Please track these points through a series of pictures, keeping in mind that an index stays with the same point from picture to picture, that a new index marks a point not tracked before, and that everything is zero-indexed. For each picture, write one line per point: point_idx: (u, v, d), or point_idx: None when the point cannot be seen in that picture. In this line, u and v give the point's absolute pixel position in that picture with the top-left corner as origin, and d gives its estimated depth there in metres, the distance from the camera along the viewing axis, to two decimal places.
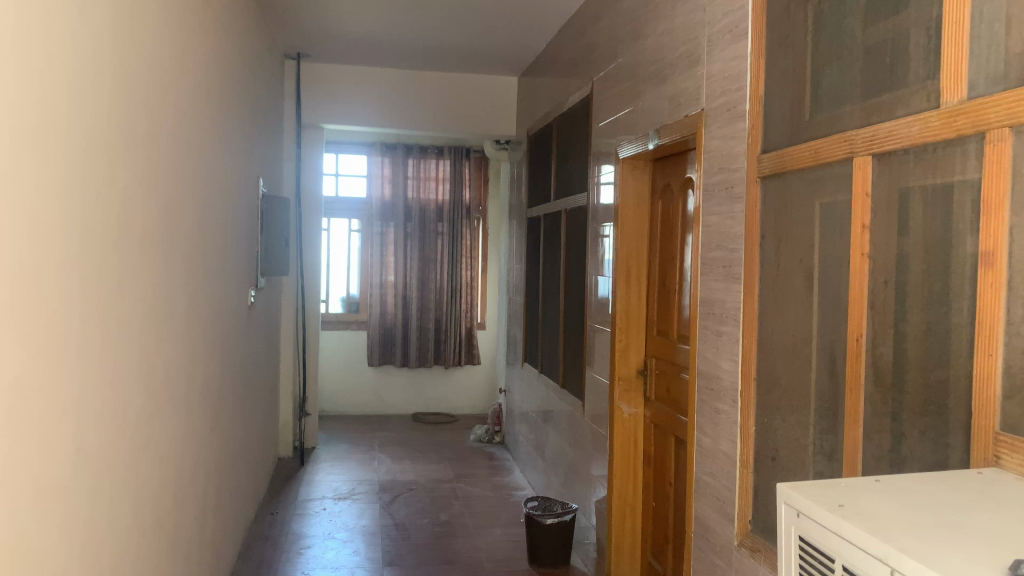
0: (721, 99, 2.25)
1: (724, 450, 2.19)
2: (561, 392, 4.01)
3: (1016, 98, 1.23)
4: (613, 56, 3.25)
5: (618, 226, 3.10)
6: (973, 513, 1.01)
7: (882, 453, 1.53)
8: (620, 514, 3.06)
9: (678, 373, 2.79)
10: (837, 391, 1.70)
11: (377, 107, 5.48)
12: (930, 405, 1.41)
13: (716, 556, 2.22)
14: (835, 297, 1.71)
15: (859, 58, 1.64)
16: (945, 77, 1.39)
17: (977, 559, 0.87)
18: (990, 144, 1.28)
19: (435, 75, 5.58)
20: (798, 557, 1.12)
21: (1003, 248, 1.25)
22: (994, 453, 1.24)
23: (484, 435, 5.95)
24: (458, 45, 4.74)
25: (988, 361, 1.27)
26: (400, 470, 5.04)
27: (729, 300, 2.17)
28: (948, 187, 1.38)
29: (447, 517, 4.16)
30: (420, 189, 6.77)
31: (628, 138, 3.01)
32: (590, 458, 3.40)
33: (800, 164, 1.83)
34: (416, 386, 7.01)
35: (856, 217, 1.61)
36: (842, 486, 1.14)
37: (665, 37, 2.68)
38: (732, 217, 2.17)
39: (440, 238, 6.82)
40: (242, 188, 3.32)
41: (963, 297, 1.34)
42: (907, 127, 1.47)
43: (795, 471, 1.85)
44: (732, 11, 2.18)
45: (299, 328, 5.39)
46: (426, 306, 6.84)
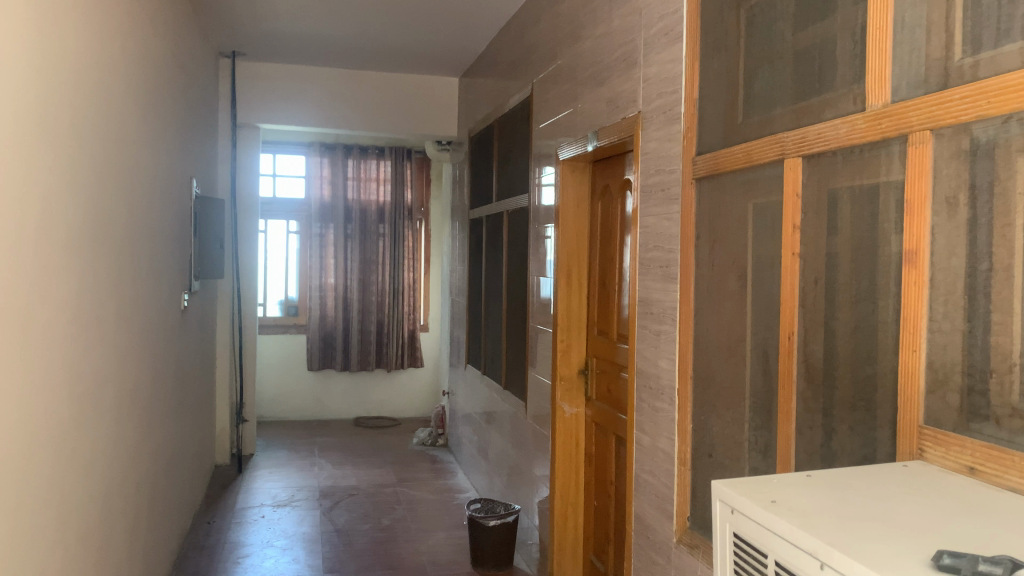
0: (657, 101, 2.28)
1: (663, 448, 2.21)
2: (504, 393, 4.01)
3: (936, 102, 1.26)
4: (552, 58, 3.27)
5: (559, 227, 3.11)
6: (900, 506, 1.03)
7: (813, 449, 1.57)
8: (562, 513, 3.08)
9: (618, 372, 2.82)
10: (771, 388, 1.73)
11: (316, 107, 5.41)
12: (859, 400, 1.44)
13: (655, 554, 2.24)
14: (768, 296, 1.75)
15: (788, 62, 1.68)
16: (869, 80, 1.43)
17: (904, 551, 0.89)
18: (912, 146, 1.32)
19: (374, 75, 5.53)
20: (732, 554, 1.13)
21: (925, 247, 1.28)
22: (919, 446, 1.28)
23: (427, 438, 5.91)
24: (397, 45, 4.70)
25: (912, 358, 1.31)
26: (341, 475, 4.98)
27: (667, 300, 2.20)
28: (874, 188, 1.41)
29: (389, 522, 4.11)
30: (361, 190, 6.69)
31: (568, 139, 3.02)
32: (533, 460, 3.41)
33: (733, 166, 1.86)
34: (358, 390, 6.93)
35: (787, 218, 1.65)
36: (774, 482, 1.16)
37: (603, 40, 2.70)
38: (669, 218, 2.19)
39: (381, 239, 6.75)
40: (174, 189, 3.22)
41: (888, 296, 1.38)
42: (835, 129, 1.51)
43: (731, 467, 1.88)
44: (668, 14, 2.21)
45: (235, 332, 5.27)
46: (368, 309, 6.76)
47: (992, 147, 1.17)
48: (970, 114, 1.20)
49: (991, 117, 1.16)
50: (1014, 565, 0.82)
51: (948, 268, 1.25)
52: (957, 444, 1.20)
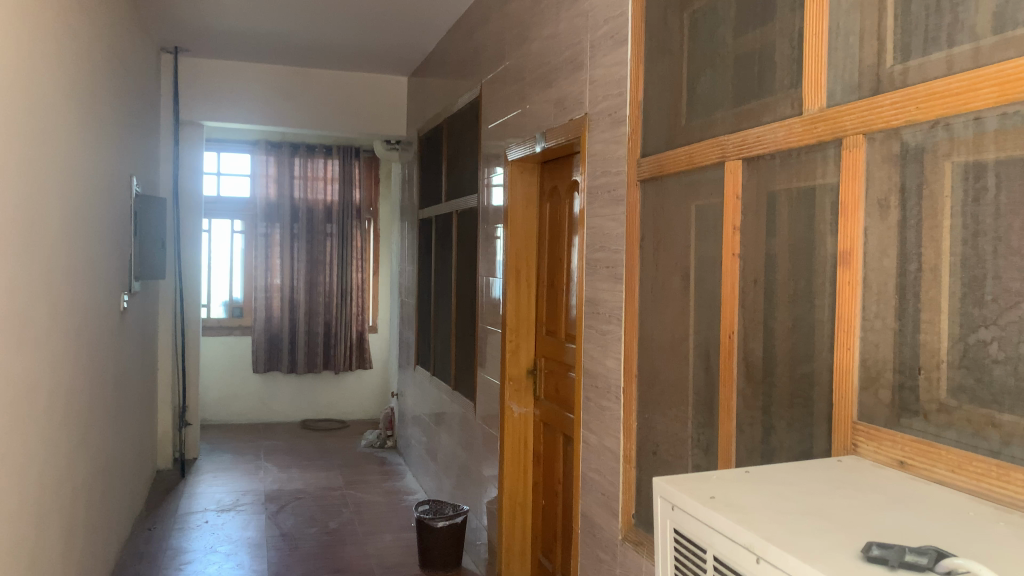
0: (603, 104, 2.30)
1: (609, 446, 2.24)
2: (453, 394, 4.00)
3: (868, 107, 1.30)
4: (500, 59, 3.28)
5: (507, 228, 3.12)
6: (832, 500, 1.06)
7: (753, 445, 1.60)
8: (510, 513, 3.09)
9: (565, 371, 2.84)
10: (712, 386, 1.76)
11: (261, 105, 5.33)
12: (797, 397, 1.48)
13: (600, 552, 2.26)
14: (709, 296, 1.78)
15: (729, 67, 1.72)
16: (806, 85, 1.46)
17: (837, 544, 0.91)
18: (846, 149, 1.35)
19: (321, 73, 5.47)
20: (673, 551, 1.15)
21: (859, 247, 1.32)
22: (853, 442, 1.32)
23: (375, 440, 5.87)
24: (345, 43, 4.66)
25: (846, 355, 1.34)
26: (288, 478, 4.91)
27: (613, 300, 2.22)
28: (811, 191, 1.45)
29: (336, 525, 4.07)
30: (308, 189, 6.61)
31: (516, 140, 3.03)
32: (481, 460, 3.41)
33: (676, 168, 1.89)
34: (305, 392, 6.84)
35: (727, 219, 1.68)
36: (714, 479, 1.18)
37: (550, 41, 2.71)
38: (614, 219, 2.22)
39: (329, 239, 6.68)
40: (112, 186, 3.14)
41: (824, 295, 1.41)
42: (774, 132, 1.54)
43: (675, 464, 1.91)
44: (614, 18, 2.24)
45: (178, 335, 5.17)
46: (315, 310, 6.68)
47: (921, 151, 1.21)
48: (900, 119, 1.23)
49: (919, 121, 1.20)
50: (939, 555, 0.84)
51: (880, 268, 1.28)
52: (888, 439, 1.24)
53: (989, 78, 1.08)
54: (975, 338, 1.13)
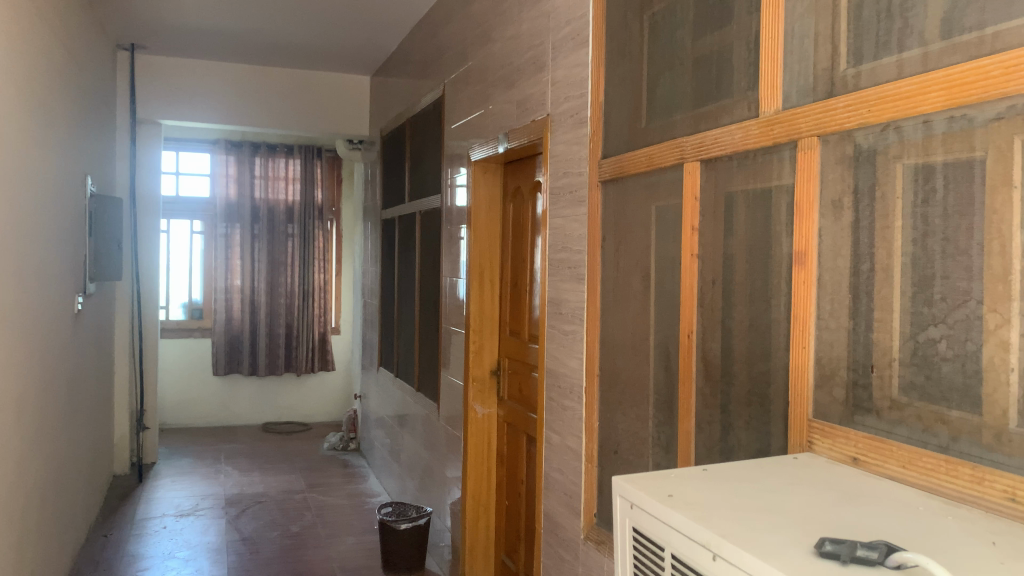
0: (565, 105, 2.31)
1: (570, 445, 2.25)
2: (416, 395, 3.99)
3: (822, 110, 1.32)
4: (462, 59, 3.27)
5: (471, 228, 3.12)
6: (788, 497, 1.07)
7: (712, 443, 1.62)
8: (474, 514, 3.08)
9: (528, 371, 2.85)
10: (672, 386, 1.78)
11: (220, 103, 5.25)
12: (754, 395, 1.49)
13: (563, 551, 2.27)
14: (669, 296, 1.79)
15: (688, 69, 1.73)
16: (762, 88, 1.48)
17: (791, 541, 0.92)
18: (802, 151, 1.37)
19: (282, 72, 5.41)
20: (632, 550, 1.16)
21: (814, 247, 1.34)
22: (808, 439, 1.34)
23: (338, 442, 5.82)
24: (307, 41, 4.62)
25: (802, 354, 1.36)
26: (248, 482, 4.84)
27: (575, 300, 2.23)
28: (767, 191, 1.47)
29: (298, 528, 4.03)
30: (269, 189, 6.54)
31: (479, 140, 3.03)
32: (445, 462, 3.40)
33: (636, 169, 1.91)
34: (266, 395, 6.77)
35: (686, 220, 1.70)
36: (672, 477, 1.19)
37: (512, 42, 2.72)
38: (576, 220, 2.23)
39: (290, 240, 6.61)
40: (66, 186, 3.07)
41: (780, 295, 1.43)
42: (731, 135, 1.56)
43: (635, 463, 1.93)
44: (575, 19, 2.25)
45: (135, 337, 5.07)
46: (276, 311, 6.60)
47: (873, 153, 1.24)
48: (853, 122, 1.26)
49: (871, 124, 1.22)
50: (889, 549, 0.86)
51: (834, 268, 1.31)
52: (842, 436, 1.26)
53: (936, 82, 1.11)
54: (925, 337, 1.15)
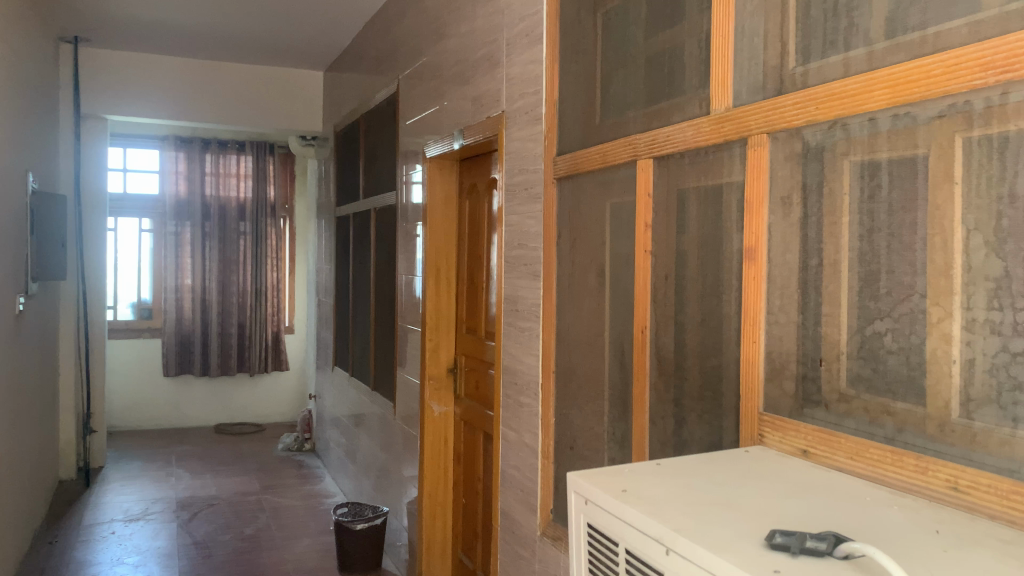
0: (520, 101, 2.31)
1: (527, 442, 2.25)
2: (371, 395, 3.95)
3: (771, 107, 1.34)
4: (417, 55, 3.25)
5: (426, 225, 3.09)
6: (740, 490, 1.08)
7: (666, 437, 1.64)
8: (431, 512, 3.07)
9: (485, 369, 2.85)
10: (627, 381, 1.79)
11: (168, 99, 5.14)
12: (706, 390, 1.51)
13: (519, 548, 2.27)
14: (624, 292, 1.80)
15: (641, 66, 1.74)
16: (713, 86, 1.50)
17: (743, 533, 0.93)
18: (751, 148, 1.39)
19: (233, 67, 5.31)
20: (587, 545, 1.16)
21: (763, 244, 1.36)
22: (759, 433, 1.36)
23: (292, 443, 5.75)
24: (258, 36, 4.53)
25: (752, 349, 1.38)
26: (200, 485, 4.75)
27: (532, 298, 2.23)
28: (718, 188, 1.48)
29: (252, 531, 3.97)
30: (220, 185, 6.42)
31: (434, 137, 3.01)
32: (401, 461, 3.38)
33: (590, 166, 1.91)
34: (219, 396, 6.65)
35: (640, 216, 1.71)
36: (626, 472, 1.19)
37: (467, 38, 2.70)
38: (532, 217, 2.23)
39: (242, 238, 6.50)
40: (5, 183, 2.98)
41: (731, 290, 1.45)
42: (682, 132, 1.57)
43: (591, 458, 1.94)
44: (529, 16, 2.25)
45: (81, 339, 4.95)
46: (228, 311, 6.49)
47: (820, 150, 1.26)
48: (801, 120, 1.27)
49: (819, 121, 1.24)
50: (837, 540, 0.87)
51: (783, 263, 1.33)
52: (792, 429, 1.28)
53: (881, 81, 1.13)
54: (871, 330, 1.17)
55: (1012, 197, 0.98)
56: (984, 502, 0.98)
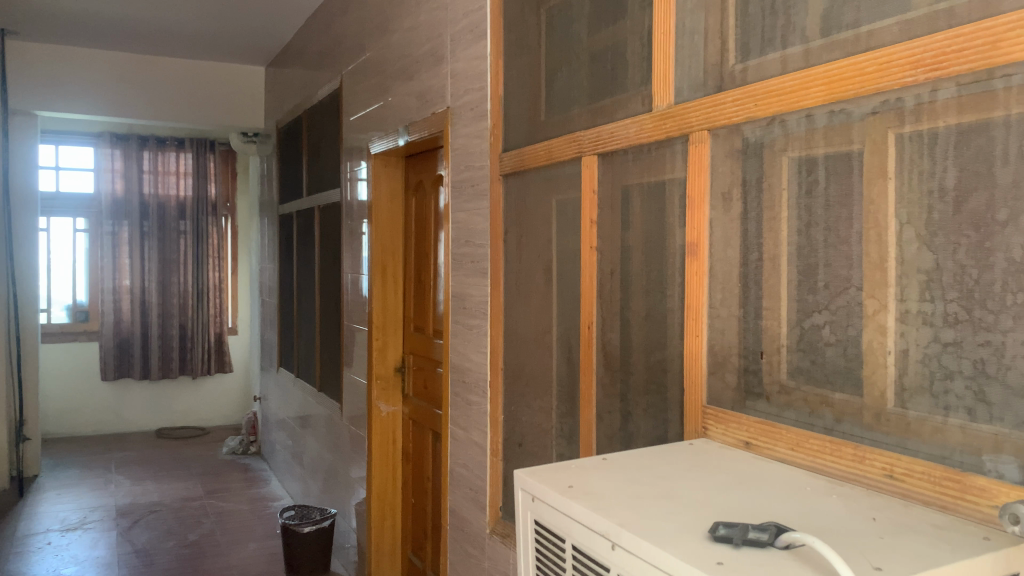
0: (465, 98, 2.30)
1: (475, 439, 2.24)
2: (317, 396, 3.90)
3: (711, 104, 1.36)
4: (360, 50, 3.20)
5: (372, 222, 3.05)
6: (684, 483, 1.09)
7: (613, 432, 1.65)
8: (380, 513, 3.04)
9: (433, 367, 2.83)
10: (574, 376, 1.80)
11: (102, 95, 4.99)
12: (651, 383, 1.52)
13: (468, 546, 2.27)
14: (570, 289, 1.81)
15: (584, 63, 1.75)
16: (655, 83, 1.51)
17: (686, 526, 0.94)
18: (692, 145, 1.40)
19: (171, 62, 5.18)
20: (533, 542, 1.16)
21: (705, 239, 1.38)
22: (703, 425, 1.37)
23: (238, 446, 5.64)
24: (196, 29, 4.42)
25: (695, 342, 1.40)
26: (141, 491, 4.63)
27: (479, 295, 2.22)
28: (661, 184, 1.50)
29: (195, 537, 3.88)
30: (159, 184, 6.25)
31: (379, 134, 2.98)
32: (349, 462, 3.34)
33: (536, 162, 1.91)
34: (160, 399, 6.49)
35: (585, 212, 1.72)
36: (571, 467, 1.20)
37: (411, 34, 2.68)
38: (478, 213, 2.22)
39: (182, 237, 6.35)
40: None
41: (675, 285, 1.46)
42: (625, 128, 1.58)
43: (540, 454, 1.94)
44: (473, 11, 2.23)
45: (12, 340, 4.74)
46: (169, 312, 6.33)
47: (760, 146, 1.27)
48: (740, 116, 1.29)
49: (758, 118, 1.26)
50: (778, 530, 0.88)
51: (725, 258, 1.34)
52: (734, 421, 1.30)
53: (818, 78, 1.15)
54: (810, 323, 1.19)
55: (941, 191, 1.01)
56: (918, 488, 1.01)
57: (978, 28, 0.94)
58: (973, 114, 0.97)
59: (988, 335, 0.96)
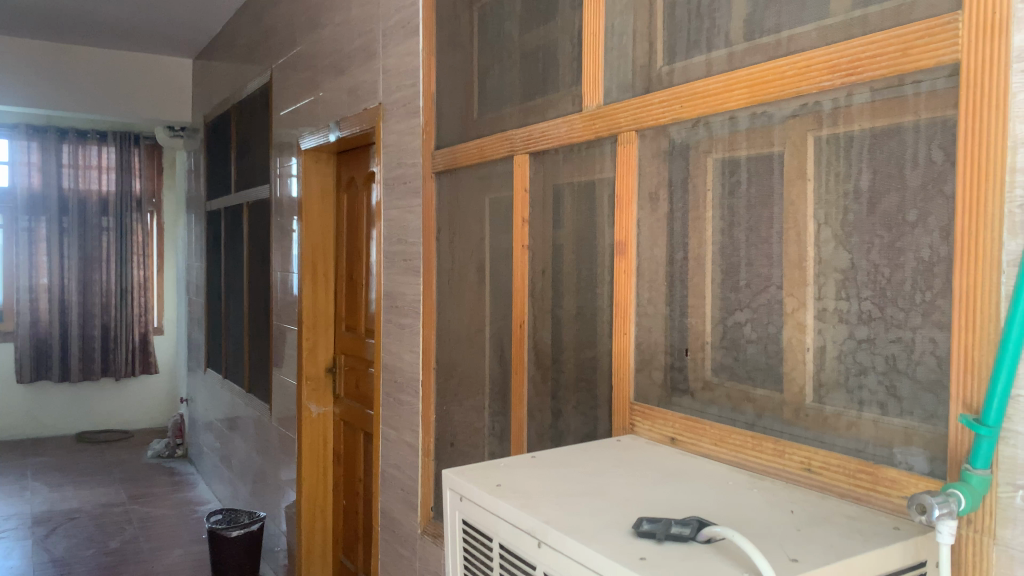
0: (397, 94, 2.27)
1: (407, 440, 2.22)
2: (246, 397, 3.81)
3: (639, 105, 1.37)
4: (290, 43, 3.14)
5: (302, 219, 3.00)
6: (608, 479, 1.10)
7: (544, 430, 1.65)
8: (310, 515, 2.99)
9: (365, 367, 2.80)
10: (506, 375, 1.80)
11: (17, 85, 4.76)
12: (581, 381, 1.54)
13: (400, 547, 2.25)
14: (502, 288, 1.81)
15: (516, 62, 1.75)
16: (585, 83, 1.52)
17: (610, 522, 0.94)
18: (621, 146, 1.42)
19: (92, 51, 4.99)
20: (461, 541, 1.15)
21: (632, 238, 1.39)
22: (631, 421, 1.39)
23: (163, 449, 5.47)
24: (118, 18, 4.27)
25: (623, 340, 1.41)
26: (60, 498, 4.45)
27: (411, 293, 2.20)
28: (590, 183, 1.51)
29: (117, 544, 3.75)
30: (79, 178, 6.03)
31: (309, 129, 2.92)
32: (278, 464, 3.28)
33: (469, 160, 1.91)
34: (81, 402, 6.26)
35: (517, 211, 1.72)
36: (499, 465, 1.20)
37: (342, 28, 2.64)
38: (411, 211, 2.20)
39: (105, 234, 6.13)
40: None
41: (604, 283, 1.47)
42: (556, 128, 1.59)
43: (472, 453, 1.93)
44: (405, 7, 2.21)
45: None
46: (90, 312, 6.10)
47: (685, 147, 1.29)
48: (667, 117, 1.31)
49: (683, 119, 1.28)
50: (700, 525, 0.89)
51: (651, 257, 1.36)
52: (661, 417, 1.32)
53: (740, 81, 1.17)
54: (732, 321, 1.22)
55: (857, 192, 1.04)
56: (834, 480, 1.04)
57: (889, 36, 0.97)
58: (886, 118, 1.00)
59: (899, 332, 1.00)
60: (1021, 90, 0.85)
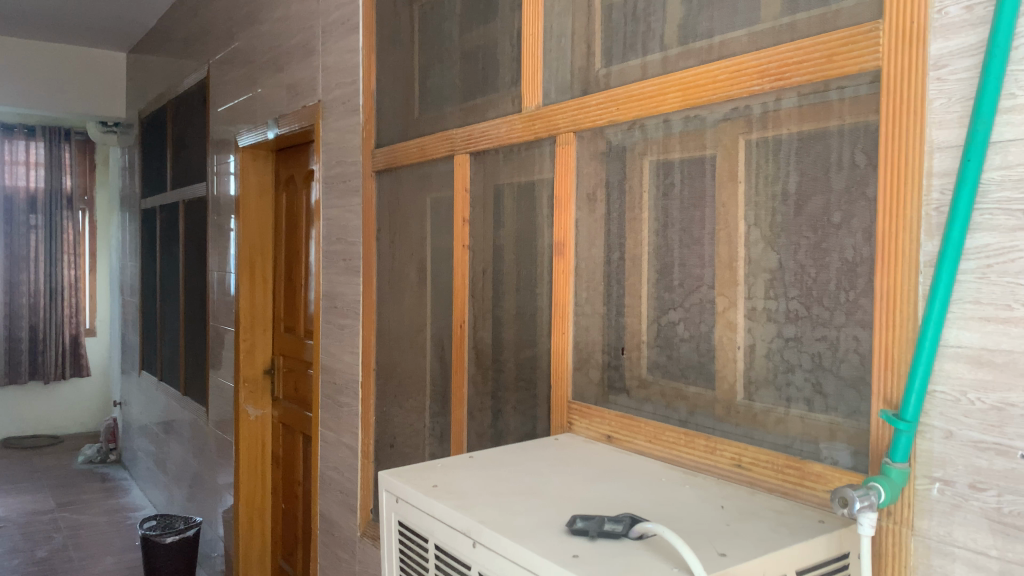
0: (336, 91, 2.25)
1: (346, 442, 2.20)
2: (181, 400, 3.72)
3: (577, 106, 1.38)
4: (228, 39, 3.08)
5: (239, 217, 2.94)
6: (544, 478, 1.11)
7: (483, 430, 1.65)
8: (248, 519, 2.93)
9: (304, 369, 2.76)
10: (446, 376, 1.79)
11: None
12: (520, 380, 1.54)
13: (339, 551, 2.22)
14: (442, 288, 1.80)
15: (456, 61, 1.74)
16: (524, 84, 1.52)
17: (543, 520, 0.95)
18: (559, 146, 1.43)
19: (19, 43, 4.80)
20: (397, 543, 1.15)
21: (571, 238, 1.41)
22: (568, 420, 1.41)
23: (95, 454, 5.30)
24: (47, 9, 4.11)
25: (561, 340, 1.43)
26: None
27: (351, 294, 2.18)
28: (530, 184, 1.52)
29: (45, 553, 3.63)
30: (5, 174, 5.80)
31: (247, 127, 2.87)
32: (215, 468, 3.22)
33: (409, 160, 1.89)
34: (6, 407, 6.02)
35: (457, 211, 1.72)
36: (435, 465, 1.19)
37: (281, 24, 2.60)
38: (351, 211, 2.18)
39: (33, 232, 5.91)
40: None
41: (543, 283, 1.48)
42: (495, 128, 1.59)
43: (412, 454, 1.92)
44: (345, 4, 2.19)
45: None
46: (17, 313, 5.89)
47: (622, 149, 1.31)
48: (604, 119, 1.33)
49: (620, 121, 1.29)
50: (632, 521, 0.90)
51: (589, 257, 1.38)
52: (598, 415, 1.34)
53: (674, 83, 1.19)
54: (666, 320, 1.23)
55: (785, 195, 1.06)
56: (763, 477, 1.06)
57: (816, 42, 1.00)
58: (813, 122, 1.03)
59: (825, 330, 1.02)
60: (936, 97, 0.88)
